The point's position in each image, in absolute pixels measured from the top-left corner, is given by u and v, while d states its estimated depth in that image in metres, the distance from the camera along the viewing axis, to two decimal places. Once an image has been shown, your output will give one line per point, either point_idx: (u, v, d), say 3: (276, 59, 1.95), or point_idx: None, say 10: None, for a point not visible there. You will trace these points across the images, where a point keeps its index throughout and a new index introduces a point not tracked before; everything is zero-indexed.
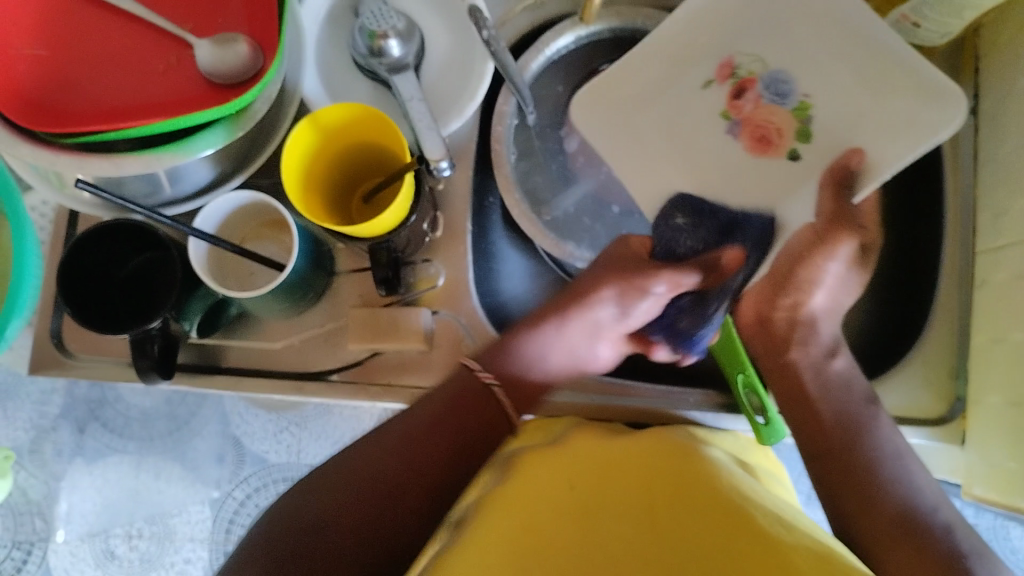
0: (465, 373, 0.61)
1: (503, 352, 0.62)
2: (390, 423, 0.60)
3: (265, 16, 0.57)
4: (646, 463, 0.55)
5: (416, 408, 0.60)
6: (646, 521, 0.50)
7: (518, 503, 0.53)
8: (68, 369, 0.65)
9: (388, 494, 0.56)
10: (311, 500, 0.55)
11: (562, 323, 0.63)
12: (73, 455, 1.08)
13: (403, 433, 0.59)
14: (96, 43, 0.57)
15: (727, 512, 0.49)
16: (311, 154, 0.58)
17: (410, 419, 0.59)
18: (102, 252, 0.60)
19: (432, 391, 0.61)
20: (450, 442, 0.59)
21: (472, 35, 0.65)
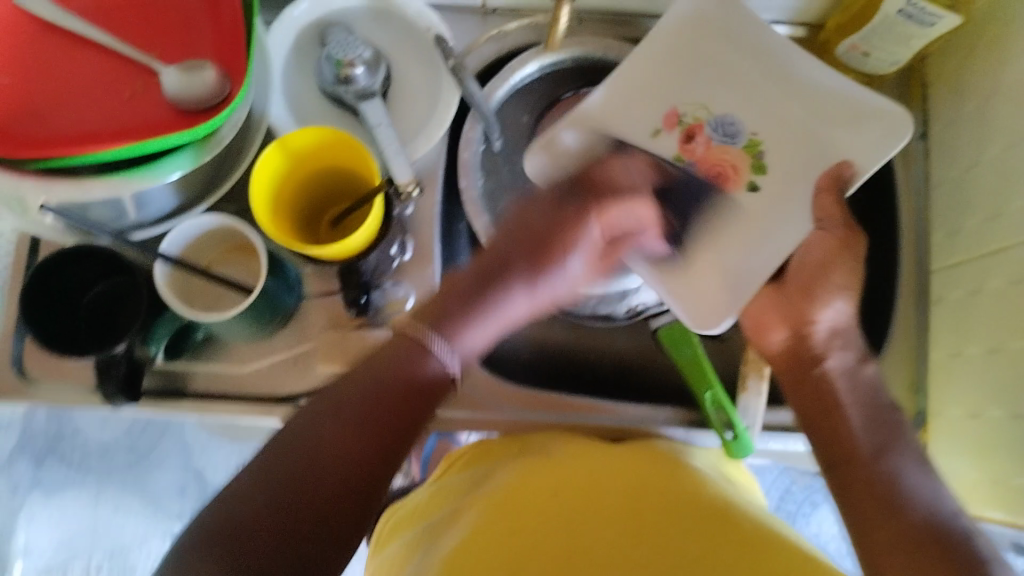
0: (405, 342, 0.53)
1: (449, 315, 0.54)
2: (310, 409, 0.51)
3: (234, 43, 0.58)
4: (632, 471, 0.57)
5: (344, 376, 0.52)
6: (628, 535, 0.51)
7: (506, 512, 0.54)
8: (29, 396, 0.64)
9: (324, 477, 0.47)
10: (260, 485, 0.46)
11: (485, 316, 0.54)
12: (29, 489, 1.06)
13: (357, 402, 0.50)
14: (62, 69, 0.57)
15: (709, 525, 0.51)
16: (282, 177, 0.58)
17: (334, 396, 0.51)
18: (69, 276, 0.59)
19: (360, 357, 0.53)
20: (389, 411, 0.51)
21: (438, 66, 0.66)
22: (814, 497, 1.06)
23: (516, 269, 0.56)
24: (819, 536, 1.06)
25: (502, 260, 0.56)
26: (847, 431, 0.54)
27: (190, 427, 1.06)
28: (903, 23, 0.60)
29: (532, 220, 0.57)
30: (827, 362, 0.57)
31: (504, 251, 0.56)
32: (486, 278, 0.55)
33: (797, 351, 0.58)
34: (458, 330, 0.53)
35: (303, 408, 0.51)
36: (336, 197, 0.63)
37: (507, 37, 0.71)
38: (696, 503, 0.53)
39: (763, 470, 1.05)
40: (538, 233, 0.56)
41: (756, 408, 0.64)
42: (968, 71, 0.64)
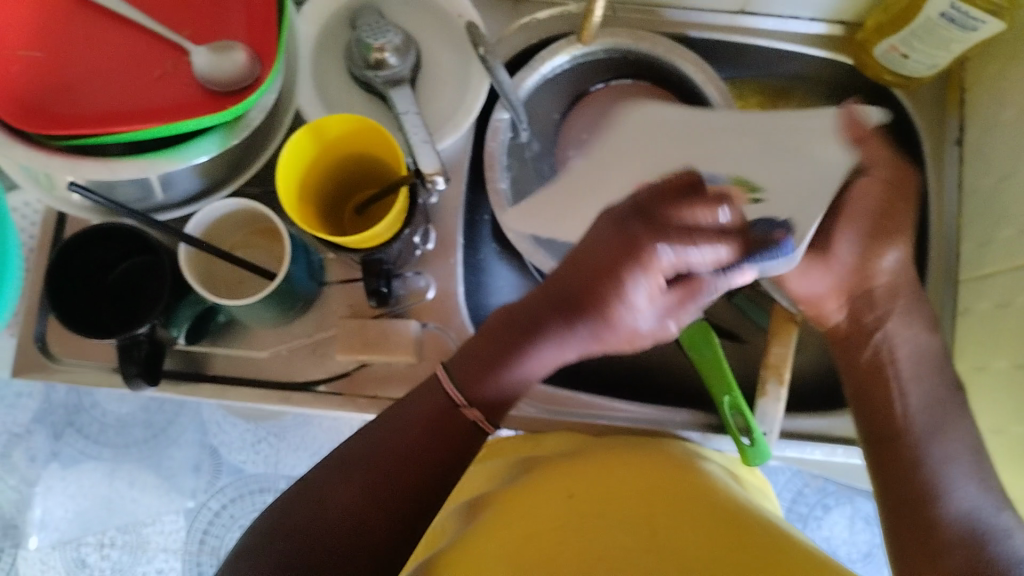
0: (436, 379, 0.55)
1: (483, 368, 0.54)
2: (378, 430, 0.54)
3: (264, 26, 0.58)
4: (644, 473, 0.57)
5: (405, 416, 0.54)
6: (643, 528, 0.51)
7: (517, 511, 0.54)
8: (52, 372, 0.64)
9: (361, 519, 0.51)
10: (311, 509, 0.51)
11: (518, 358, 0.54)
12: (47, 460, 1.07)
13: (418, 415, 0.54)
14: (92, 47, 0.57)
15: (727, 526, 0.50)
16: (307, 166, 0.58)
17: (395, 428, 0.54)
18: (94, 257, 0.60)
19: (416, 401, 0.55)
20: (435, 455, 0.54)
21: (467, 55, 0.65)
22: (826, 500, 1.05)
23: (548, 328, 0.53)
24: (832, 541, 1.05)
25: (539, 311, 0.54)
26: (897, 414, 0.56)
27: (205, 405, 1.07)
28: (946, 26, 0.58)
29: (587, 251, 0.51)
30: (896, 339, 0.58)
31: (560, 296, 0.53)
32: (531, 323, 0.54)
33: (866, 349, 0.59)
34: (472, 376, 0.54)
35: (368, 431, 0.55)
36: (362, 184, 0.62)
37: (536, 28, 0.70)
38: (711, 505, 0.53)
39: (777, 472, 1.04)
40: (580, 296, 0.52)
41: (775, 415, 0.63)
42: (1008, 77, 0.62)
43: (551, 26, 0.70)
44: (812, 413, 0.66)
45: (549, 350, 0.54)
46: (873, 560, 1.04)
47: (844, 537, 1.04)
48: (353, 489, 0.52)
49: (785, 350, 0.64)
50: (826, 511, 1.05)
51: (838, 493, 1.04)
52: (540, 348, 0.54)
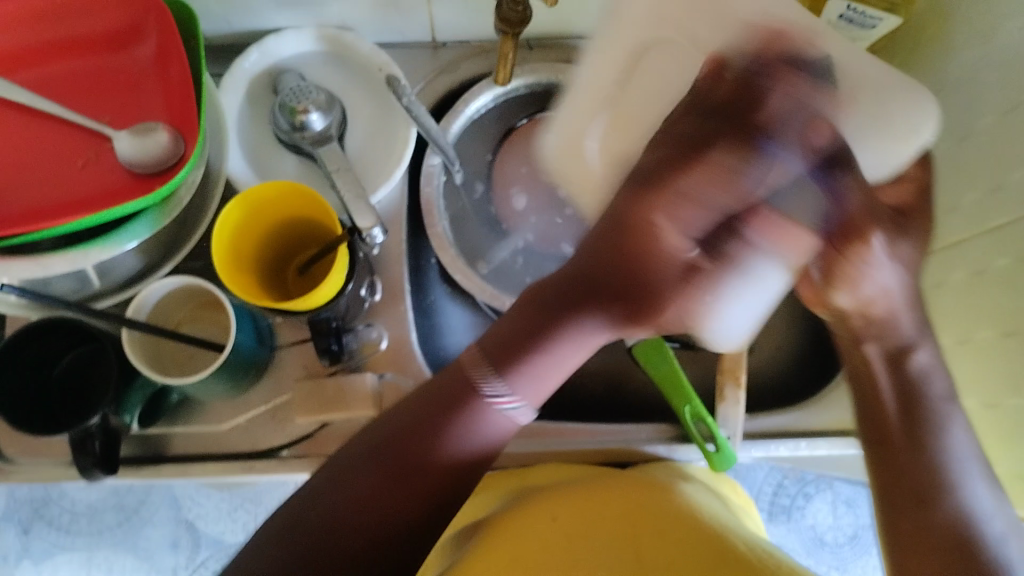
0: (466, 387, 0.50)
1: (512, 349, 0.50)
2: (363, 438, 0.50)
3: (182, 104, 0.57)
4: (624, 496, 0.57)
5: (388, 421, 0.50)
6: (629, 557, 0.51)
7: (508, 532, 0.55)
8: (8, 475, 0.63)
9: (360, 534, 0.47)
10: (294, 526, 0.47)
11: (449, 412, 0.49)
12: (19, 557, 1.05)
13: (409, 444, 0.49)
14: (11, 146, 0.56)
15: (706, 550, 0.50)
16: (241, 235, 0.58)
17: (379, 431, 0.50)
18: (39, 353, 0.59)
19: (416, 398, 0.50)
20: (417, 481, 0.48)
21: (391, 106, 0.66)
22: (807, 489, 1.06)
23: (595, 319, 0.51)
24: (817, 529, 1.06)
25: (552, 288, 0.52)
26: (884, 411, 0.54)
27: (176, 480, 1.05)
28: (846, 27, 0.61)
29: None
30: (917, 356, 0.53)
31: (602, 281, 0.51)
32: (564, 301, 0.51)
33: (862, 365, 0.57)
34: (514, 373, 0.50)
35: (354, 439, 0.51)
36: (302, 243, 0.62)
37: (457, 72, 0.71)
38: (692, 529, 0.53)
39: (755, 469, 1.06)
40: (641, 279, 0.51)
41: (736, 417, 0.64)
42: (917, 64, 0.65)
43: (471, 68, 0.71)
44: (773, 412, 0.68)
45: (579, 351, 0.52)
46: (859, 543, 1.06)
47: (829, 523, 1.06)
48: (324, 519, 0.47)
49: (738, 353, 0.66)
50: (807, 499, 1.06)
51: (817, 480, 1.06)
52: (586, 338, 0.52)
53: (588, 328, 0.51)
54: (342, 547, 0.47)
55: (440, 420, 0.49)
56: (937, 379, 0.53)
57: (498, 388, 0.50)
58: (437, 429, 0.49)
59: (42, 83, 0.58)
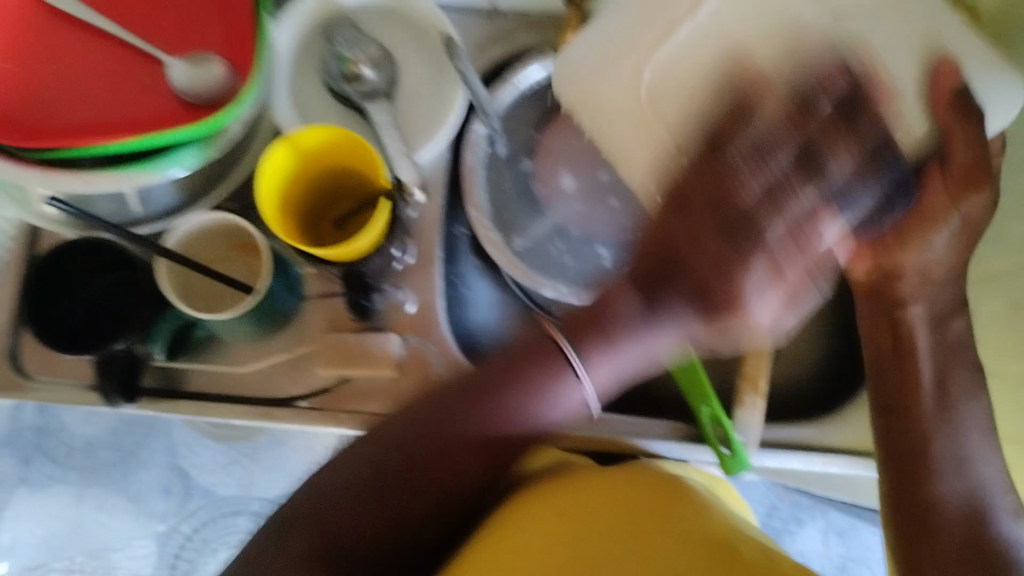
0: (551, 344, 0.55)
1: (588, 332, 0.55)
2: (438, 399, 0.55)
3: (243, 40, 0.57)
4: (622, 482, 0.56)
5: (481, 371, 0.56)
6: (642, 563, 0.51)
7: (508, 527, 0.54)
8: (24, 391, 0.63)
9: (387, 501, 0.53)
10: (342, 488, 0.53)
11: (537, 383, 0.54)
12: (15, 484, 1.05)
13: (491, 412, 0.54)
14: (68, 60, 0.56)
15: (716, 553, 0.51)
16: (287, 178, 0.57)
17: (454, 393, 0.55)
18: (71, 272, 0.59)
19: (521, 348, 0.56)
20: (466, 459, 0.54)
21: (443, 66, 0.66)
22: (800, 514, 1.06)
23: (675, 295, 0.53)
24: (807, 555, 1.05)
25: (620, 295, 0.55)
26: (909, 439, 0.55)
27: (177, 426, 1.05)
28: None
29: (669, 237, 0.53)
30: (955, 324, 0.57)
31: (660, 271, 0.54)
32: (647, 300, 0.54)
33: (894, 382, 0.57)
34: (594, 351, 0.54)
35: (433, 399, 0.55)
36: (341, 197, 0.62)
37: (514, 44, 0.71)
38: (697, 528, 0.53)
39: (752, 487, 1.05)
40: (692, 263, 0.53)
41: (753, 424, 0.64)
42: None
43: (528, 42, 0.71)
44: (791, 422, 0.67)
45: (640, 338, 0.55)
46: (847, 574, 1.05)
47: (819, 551, 1.05)
48: (395, 456, 0.54)
49: (762, 360, 0.65)
50: (800, 524, 1.06)
51: (813, 506, 1.05)
52: (653, 331, 0.55)
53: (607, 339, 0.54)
54: (402, 486, 0.54)
55: (564, 367, 0.55)
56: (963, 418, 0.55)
57: (582, 374, 0.55)
58: (541, 383, 0.54)
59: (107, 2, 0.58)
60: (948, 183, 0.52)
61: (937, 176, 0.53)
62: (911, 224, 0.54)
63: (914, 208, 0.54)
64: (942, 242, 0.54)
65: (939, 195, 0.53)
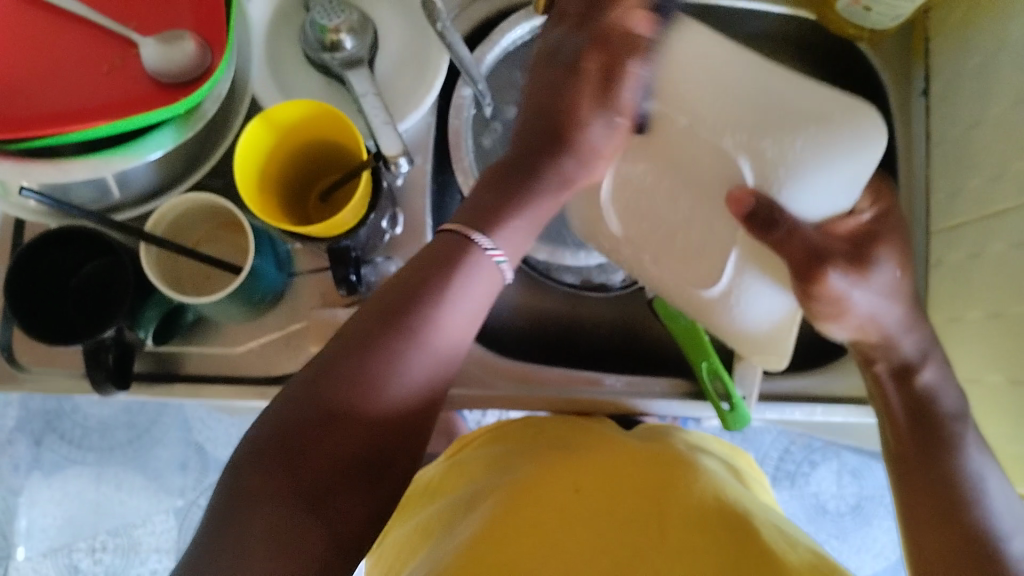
0: (454, 240, 0.50)
1: (492, 213, 0.50)
2: (356, 319, 0.48)
3: (212, 15, 0.56)
4: (639, 459, 0.55)
5: (392, 281, 0.50)
6: (656, 527, 0.49)
7: (516, 496, 0.53)
8: (20, 382, 0.63)
9: (342, 419, 0.45)
10: (291, 430, 0.44)
11: (465, 270, 0.49)
12: (30, 468, 1.06)
13: (408, 299, 0.48)
14: (35, 47, 0.55)
15: (734, 531, 0.49)
16: (266, 155, 0.56)
17: (374, 308, 0.48)
18: (54, 260, 0.58)
19: (428, 247, 0.50)
20: (410, 357, 0.47)
21: (426, 33, 0.64)
22: (813, 457, 1.05)
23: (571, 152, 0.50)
24: (820, 496, 1.05)
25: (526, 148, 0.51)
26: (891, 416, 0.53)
27: (186, 402, 1.05)
28: None
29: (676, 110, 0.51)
30: (923, 375, 0.51)
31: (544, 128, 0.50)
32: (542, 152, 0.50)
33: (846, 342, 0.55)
34: (497, 229, 0.50)
35: (346, 325, 0.49)
36: (325, 170, 0.61)
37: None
38: (712, 503, 0.51)
39: (763, 432, 1.05)
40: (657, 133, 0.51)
41: (753, 378, 0.63)
42: (972, 22, 0.62)
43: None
44: (792, 374, 0.67)
45: (525, 215, 0.51)
46: (861, 513, 1.05)
47: (833, 492, 1.05)
48: (342, 382, 0.46)
49: None
50: (813, 467, 1.05)
51: (825, 448, 1.05)
52: (537, 200, 0.51)
53: (517, 215, 0.50)
54: (354, 416, 0.45)
55: (436, 266, 0.49)
56: (947, 396, 0.51)
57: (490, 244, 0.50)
58: (439, 270, 0.49)
59: None
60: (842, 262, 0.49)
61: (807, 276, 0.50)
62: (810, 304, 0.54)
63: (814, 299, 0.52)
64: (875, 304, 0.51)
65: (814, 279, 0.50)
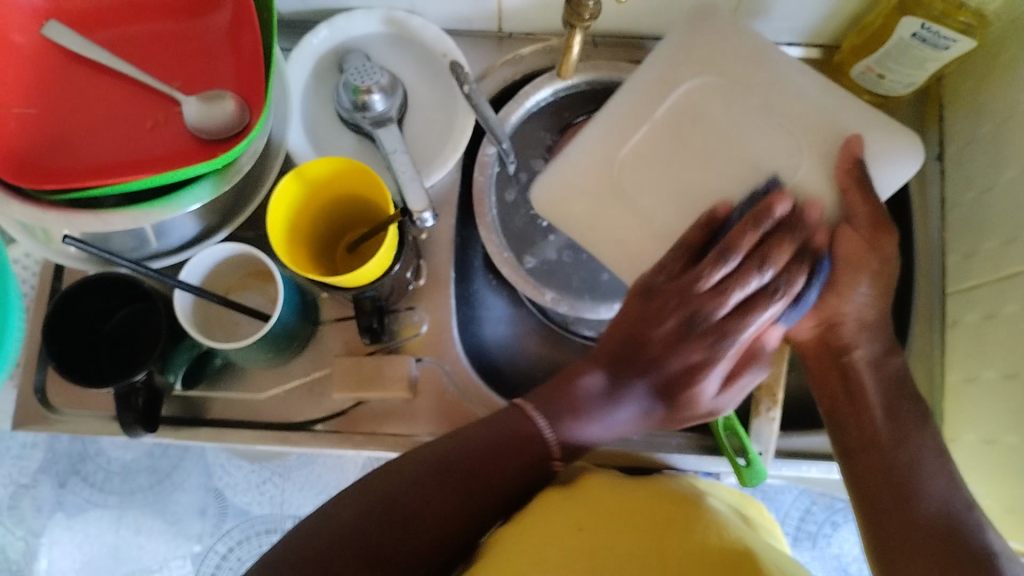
0: (520, 414, 0.57)
1: (557, 414, 0.56)
2: (433, 458, 0.54)
3: (251, 76, 0.59)
4: (642, 501, 0.56)
5: (463, 445, 0.55)
6: (657, 562, 0.50)
7: (513, 535, 0.53)
8: (52, 424, 0.65)
9: (371, 532, 0.51)
10: (332, 517, 0.52)
11: (548, 401, 0.57)
12: (53, 510, 1.07)
13: (447, 468, 0.54)
14: (84, 103, 0.58)
15: (737, 564, 0.49)
16: (297, 208, 0.59)
17: (448, 452, 0.55)
18: (91, 305, 0.60)
19: (481, 424, 0.56)
20: (450, 500, 0.53)
21: (454, 95, 0.67)
22: (835, 518, 1.04)
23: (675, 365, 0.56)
24: (842, 559, 1.03)
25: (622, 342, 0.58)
26: (869, 408, 0.55)
27: (209, 447, 1.07)
28: (919, 47, 0.60)
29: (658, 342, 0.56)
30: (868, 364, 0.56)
31: (624, 358, 0.58)
32: (611, 380, 0.58)
33: (831, 340, 0.58)
34: (567, 423, 0.56)
35: (396, 461, 0.55)
36: (354, 223, 0.63)
37: (521, 65, 0.71)
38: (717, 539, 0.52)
39: (783, 491, 1.04)
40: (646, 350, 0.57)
41: (770, 434, 0.63)
42: (983, 90, 0.63)
43: (535, 62, 0.72)
44: (808, 432, 0.67)
45: (604, 424, 0.57)
46: None
47: (855, 555, 1.03)
48: (381, 514, 0.51)
49: (778, 368, 0.65)
50: (835, 528, 1.04)
51: (846, 509, 1.04)
52: (618, 412, 0.57)
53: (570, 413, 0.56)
54: (392, 549, 0.51)
55: (507, 457, 0.55)
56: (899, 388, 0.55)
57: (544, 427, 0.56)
58: (496, 471, 0.54)
59: (119, 44, 0.60)
60: (864, 240, 0.56)
61: (849, 235, 0.56)
62: (842, 273, 0.56)
63: (842, 257, 0.56)
64: (869, 290, 0.56)
65: (858, 243, 0.56)
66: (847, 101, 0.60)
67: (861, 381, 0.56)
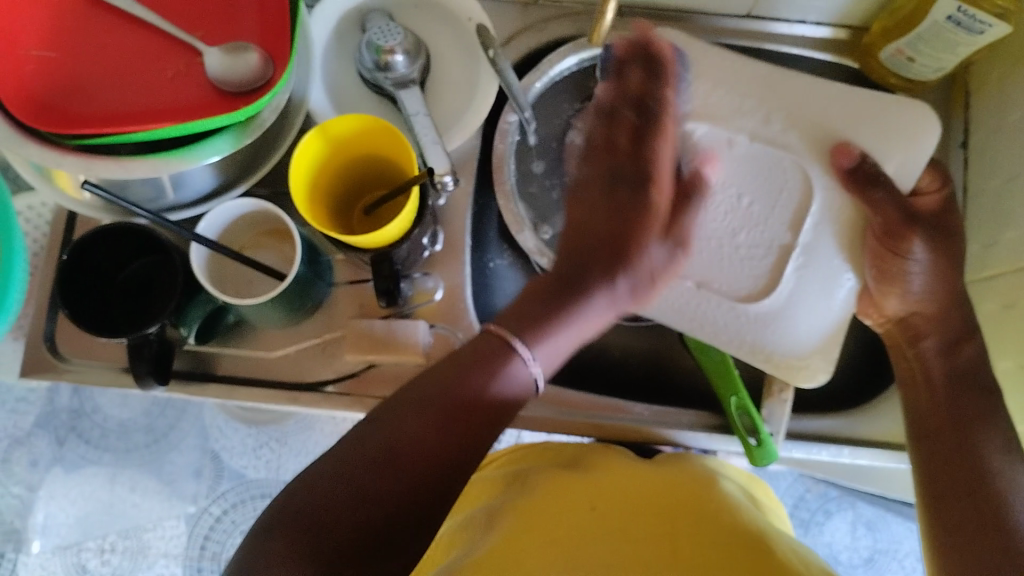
0: (498, 341, 0.50)
1: (533, 320, 0.50)
2: (417, 387, 0.50)
3: (276, 29, 0.58)
4: (661, 490, 0.56)
5: (447, 361, 0.51)
6: (666, 546, 0.50)
7: (527, 514, 0.54)
8: (60, 373, 0.64)
9: (391, 464, 0.47)
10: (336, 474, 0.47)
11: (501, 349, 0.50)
12: (49, 464, 1.07)
13: (450, 399, 0.49)
14: (104, 48, 0.57)
15: (748, 550, 0.49)
16: (318, 163, 0.58)
17: (437, 387, 0.50)
18: (106, 253, 0.60)
19: (466, 349, 0.51)
20: (465, 439, 0.49)
21: (477, 60, 0.66)
22: (829, 504, 1.04)
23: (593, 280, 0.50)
24: (833, 546, 1.04)
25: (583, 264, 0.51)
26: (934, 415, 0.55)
27: (207, 408, 1.06)
28: (953, 30, 0.59)
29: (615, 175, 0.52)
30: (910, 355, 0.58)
31: (585, 253, 0.51)
32: (566, 285, 0.50)
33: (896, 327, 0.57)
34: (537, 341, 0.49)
35: (412, 383, 0.51)
36: (374, 185, 0.63)
37: (546, 32, 0.70)
38: (728, 528, 0.51)
39: (779, 477, 1.04)
40: (591, 248, 0.51)
41: (781, 415, 0.63)
42: (1013, 78, 0.63)
43: (560, 31, 0.71)
44: (820, 414, 0.67)
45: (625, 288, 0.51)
46: (874, 566, 1.04)
47: (846, 542, 1.04)
48: (384, 441, 0.48)
49: None
50: (828, 516, 1.04)
51: (840, 497, 1.04)
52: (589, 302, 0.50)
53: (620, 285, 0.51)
54: (382, 482, 0.46)
55: (513, 338, 0.50)
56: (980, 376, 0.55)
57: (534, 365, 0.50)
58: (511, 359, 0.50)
59: None
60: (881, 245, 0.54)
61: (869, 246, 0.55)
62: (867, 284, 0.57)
63: (873, 265, 0.55)
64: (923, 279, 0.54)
65: (879, 251, 0.55)
66: (859, 98, 0.56)
67: (921, 369, 0.56)
